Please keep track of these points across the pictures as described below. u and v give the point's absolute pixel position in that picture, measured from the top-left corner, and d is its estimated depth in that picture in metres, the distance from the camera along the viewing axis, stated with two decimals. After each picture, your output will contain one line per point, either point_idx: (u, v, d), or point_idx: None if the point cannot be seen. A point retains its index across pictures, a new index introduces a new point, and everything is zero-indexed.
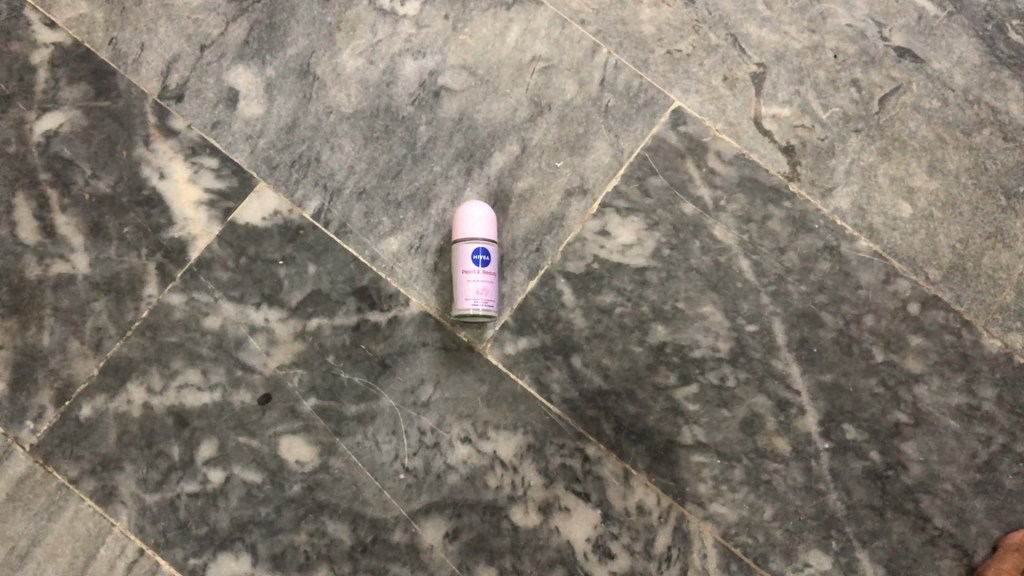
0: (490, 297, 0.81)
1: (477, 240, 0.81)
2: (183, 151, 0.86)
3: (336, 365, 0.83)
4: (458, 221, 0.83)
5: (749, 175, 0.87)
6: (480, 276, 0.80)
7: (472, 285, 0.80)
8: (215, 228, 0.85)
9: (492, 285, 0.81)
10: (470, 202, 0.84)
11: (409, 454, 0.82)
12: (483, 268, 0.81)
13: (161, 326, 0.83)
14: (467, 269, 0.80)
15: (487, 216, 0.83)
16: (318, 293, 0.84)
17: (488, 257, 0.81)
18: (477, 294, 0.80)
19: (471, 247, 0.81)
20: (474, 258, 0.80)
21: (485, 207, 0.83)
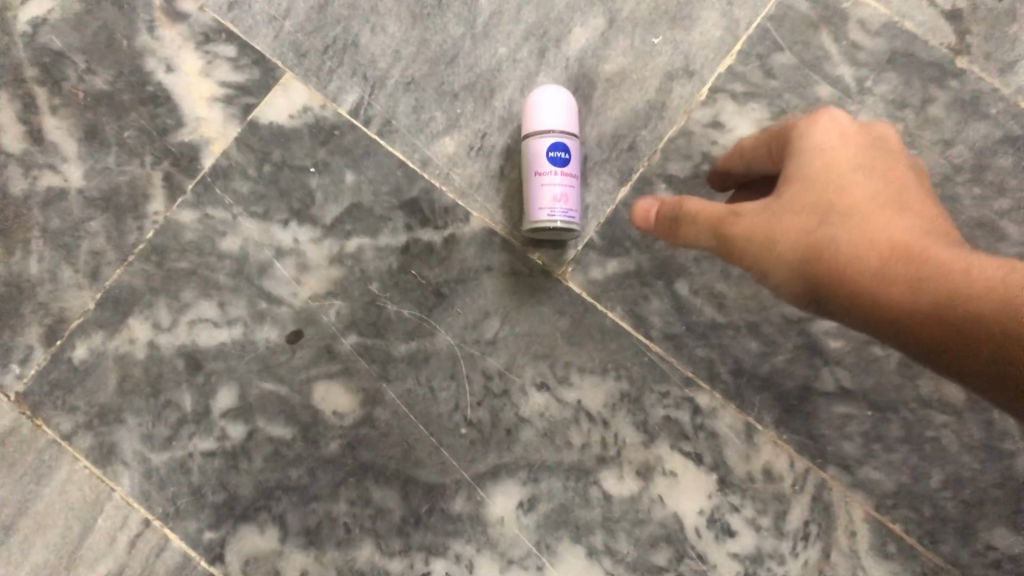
0: (570, 206, 0.63)
1: (552, 131, 0.63)
2: (195, 38, 0.71)
3: (381, 295, 0.67)
4: (526, 110, 0.65)
5: (903, 49, 0.68)
6: (558, 177, 0.63)
7: (548, 190, 0.63)
8: (233, 129, 0.69)
9: (573, 190, 0.64)
10: (545, 87, 0.66)
11: (473, 404, 0.65)
12: (560, 166, 0.63)
13: (169, 250, 0.68)
14: (541, 170, 0.63)
15: (567, 104, 0.65)
16: (358, 207, 0.68)
17: (567, 154, 0.64)
18: (554, 201, 0.63)
19: (545, 141, 0.63)
20: (550, 153, 0.63)
21: (564, 92, 0.66)
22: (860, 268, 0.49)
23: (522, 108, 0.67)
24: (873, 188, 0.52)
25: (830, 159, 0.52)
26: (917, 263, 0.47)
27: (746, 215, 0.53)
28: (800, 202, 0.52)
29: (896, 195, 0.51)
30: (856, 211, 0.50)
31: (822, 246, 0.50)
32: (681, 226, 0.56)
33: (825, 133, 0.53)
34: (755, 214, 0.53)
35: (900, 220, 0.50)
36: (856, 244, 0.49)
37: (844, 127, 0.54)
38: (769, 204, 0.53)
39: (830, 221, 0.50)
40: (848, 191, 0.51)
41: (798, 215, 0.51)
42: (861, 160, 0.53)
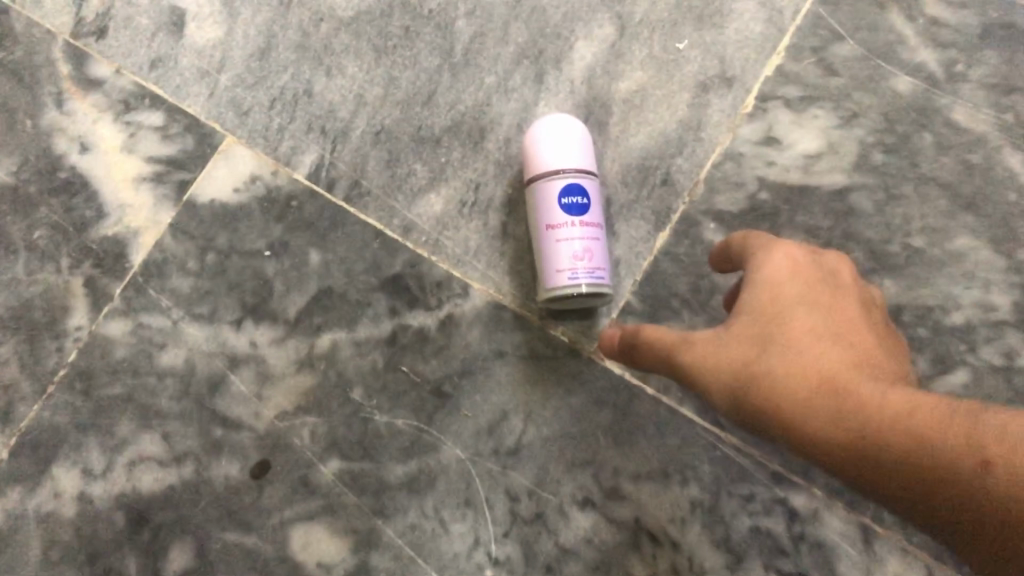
0: (597, 264, 0.49)
1: (562, 170, 0.49)
2: (112, 108, 0.58)
3: (366, 405, 0.52)
4: (528, 144, 0.51)
5: (999, 20, 0.53)
6: (576, 228, 0.49)
7: (565, 247, 0.48)
8: (166, 214, 0.56)
9: (598, 242, 0.49)
10: (549, 116, 0.51)
11: (498, 537, 0.51)
12: (578, 214, 0.49)
13: (97, 373, 0.54)
14: (554, 223, 0.49)
15: (579, 134, 0.50)
16: (328, 293, 0.54)
17: (584, 198, 0.49)
18: (575, 261, 0.48)
19: (554, 183, 0.49)
20: (563, 199, 0.49)
21: (574, 119, 0.51)
22: (816, 426, 0.36)
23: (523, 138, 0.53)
24: (832, 324, 0.39)
25: (781, 288, 0.40)
26: (892, 414, 0.34)
27: (696, 348, 0.40)
28: (749, 338, 0.39)
29: (843, 329, 0.39)
30: (813, 351, 0.38)
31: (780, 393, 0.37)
32: (637, 357, 0.44)
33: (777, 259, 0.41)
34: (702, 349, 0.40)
35: (868, 366, 0.37)
36: (812, 391, 0.36)
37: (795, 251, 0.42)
38: (716, 339, 0.40)
39: (783, 362, 0.38)
40: (804, 328, 0.38)
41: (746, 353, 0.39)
42: (813, 290, 0.40)
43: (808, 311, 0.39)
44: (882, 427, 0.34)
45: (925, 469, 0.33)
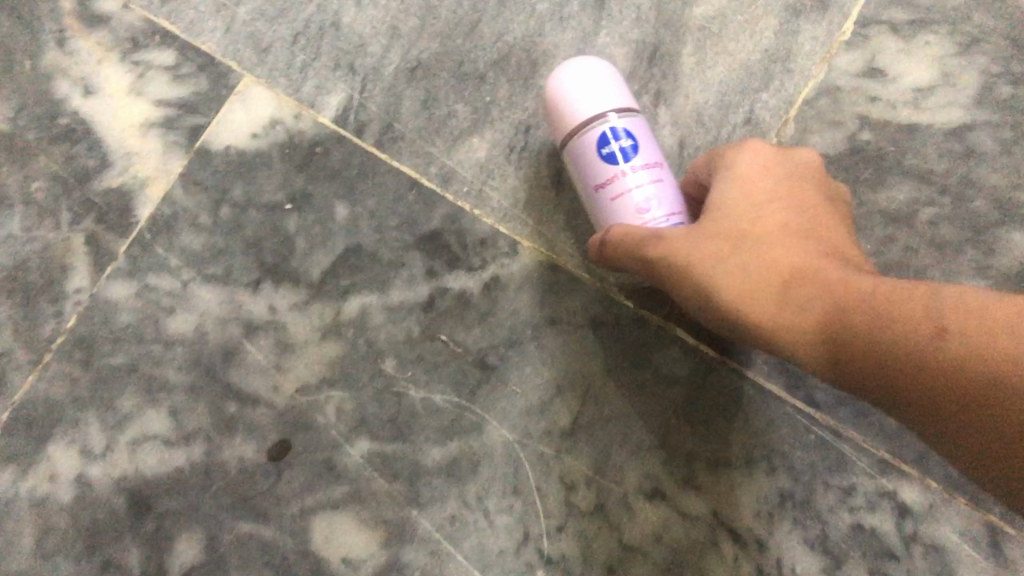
0: (672, 207, 0.40)
1: (594, 111, 0.40)
2: (119, 47, 0.51)
3: (399, 378, 0.46)
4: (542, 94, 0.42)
5: None
6: (632, 176, 0.40)
7: (629, 201, 0.39)
8: (177, 164, 0.49)
9: (665, 182, 0.40)
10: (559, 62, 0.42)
11: (551, 532, 0.43)
12: (628, 158, 0.40)
13: (99, 341, 0.48)
14: (605, 184, 0.40)
15: (599, 69, 0.41)
16: (357, 252, 0.47)
17: (629, 139, 0.40)
18: (646, 215, 0.40)
19: (589, 134, 0.40)
20: (604, 150, 0.40)
21: (587, 56, 0.41)
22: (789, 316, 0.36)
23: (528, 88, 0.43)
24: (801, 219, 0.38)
25: (758, 179, 0.39)
26: (855, 301, 0.34)
27: (666, 239, 0.38)
28: (719, 234, 0.38)
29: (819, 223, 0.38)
30: (782, 245, 0.37)
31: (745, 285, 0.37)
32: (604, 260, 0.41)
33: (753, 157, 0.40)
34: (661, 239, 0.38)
35: (835, 255, 0.37)
36: (779, 283, 0.36)
37: (766, 143, 0.40)
38: (687, 234, 0.37)
39: (751, 257, 0.37)
40: (774, 222, 0.38)
41: (714, 248, 0.37)
42: (789, 187, 0.39)
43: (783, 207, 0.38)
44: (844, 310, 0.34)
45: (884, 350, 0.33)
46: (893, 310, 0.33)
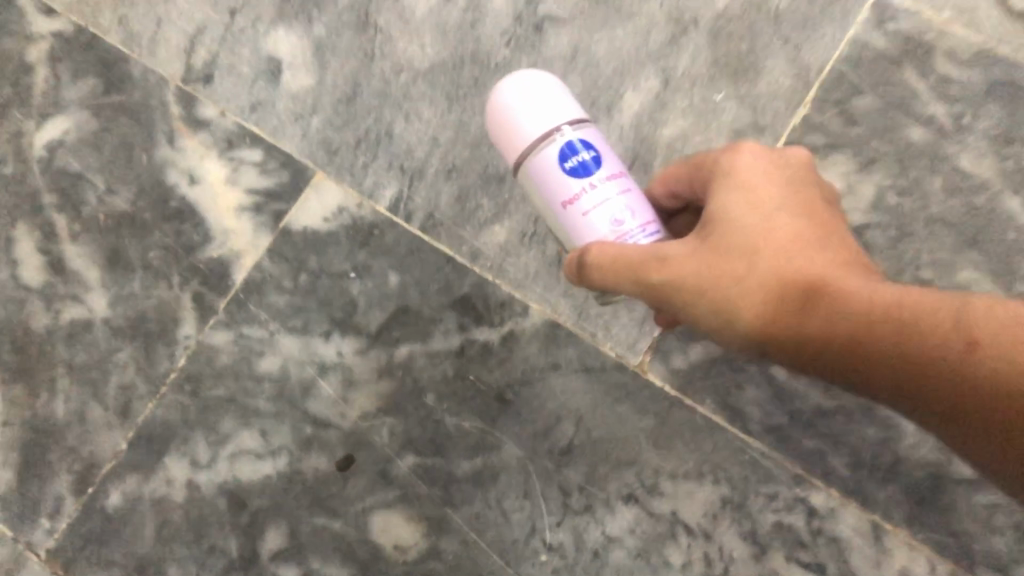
0: (642, 220, 0.46)
1: (558, 134, 0.47)
2: (217, 145, 0.66)
3: (438, 408, 0.60)
4: (500, 126, 0.48)
5: (1003, 77, 0.60)
6: (596, 188, 0.46)
7: (601, 214, 0.46)
8: (264, 239, 0.64)
9: (630, 191, 0.47)
10: (502, 92, 0.49)
11: (552, 526, 0.58)
12: (588, 171, 0.46)
13: (204, 377, 0.62)
14: (572, 198, 0.46)
15: (540, 91, 0.48)
16: (405, 311, 0.62)
17: (584, 152, 0.47)
18: (620, 225, 0.46)
19: (550, 154, 0.47)
20: (567, 166, 0.46)
21: (525, 80, 0.48)
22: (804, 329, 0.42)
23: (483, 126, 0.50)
24: (803, 228, 0.44)
25: (748, 187, 0.45)
26: (868, 313, 0.41)
27: (672, 265, 0.44)
28: (721, 255, 0.44)
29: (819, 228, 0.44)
30: (794, 258, 0.43)
31: (744, 300, 0.44)
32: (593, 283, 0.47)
33: (740, 164, 0.45)
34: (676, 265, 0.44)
35: (836, 257, 0.43)
36: (791, 296, 0.42)
37: (760, 154, 0.46)
38: (696, 259, 0.44)
39: (765, 275, 0.43)
40: (781, 235, 0.44)
41: (721, 268, 0.44)
42: (789, 198, 0.45)
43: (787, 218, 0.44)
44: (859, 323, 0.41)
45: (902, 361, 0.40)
46: (885, 324, 0.40)
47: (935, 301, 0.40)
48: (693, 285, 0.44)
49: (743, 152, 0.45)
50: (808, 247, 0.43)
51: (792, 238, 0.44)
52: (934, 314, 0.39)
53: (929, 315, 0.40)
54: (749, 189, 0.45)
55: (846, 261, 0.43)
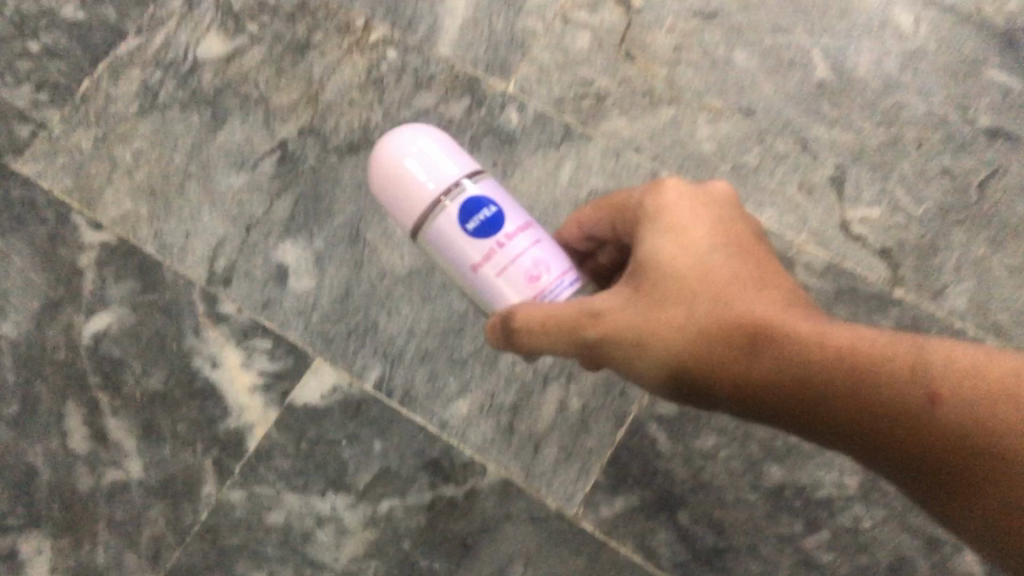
0: (551, 261, 0.59)
1: (465, 194, 0.60)
2: (234, 335, 0.82)
3: (414, 552, 0.76)
4: (409, 199, 0.60)
5: (847, 287, 0.80)
6: (504, 249, 0.59)
7: (510, 274, 0.59)
8: (273, 414, 0.79)
9: (536, 247, 0.59)
10: (394, 160, 0.61)
11: None
12: (494, 234, 0.59)
13: (222, 528, 0.77)
14: (482, 263, 0.59)
15: (432, 162, 0.61)
16: (387, 472, 0.77)
17: (485, 217, 0.59)
18: (535, 280, 0.59)
19: (456, 227, 0.59)
20: (472, 233, 0.59)
21: (415, 154, 0.61)
22: (752, 366, 0.54)
23: (393, 203, 0.62)
24: (736, 271, 0.56)
25: (681, 234, 0.57)
26: (823, 349, 0.52)
27: (605, 319, 0.57)
28: (663, 295, 0.56)
29: (751, 274, 0.57)
30: (737, 301, 0.55)
31: (685, 338, 0.56)
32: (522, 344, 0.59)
33: (672, 211, 0.58)
34: (613, 317, 0.57)
35: (767, 292, 0.56)
36: (734, 335, 0.55)
37: (684, 194, 0.59)
38: (632, 310, 0.57)
39: (706, 315, 0.56)
40: (719, 282, 0.56)
41: (667, 313, 0.56)
42: (721, 241, 0.58)
43: (721, 261, 0.57)
44: (816, 359, 0.52)
45: (863, 396, 0.52)
46: (846, 363, 0.52)
47: (889, 338, 0.53)
48: (638, 328, 0.57)
49: (668, 193, 0.58)
50: (738, 284, 0.56)
51: (726, 282, 0.56)
52: (896, 351, 0.52)
53: (877, 347, 0.52)
54: (688, 241, 0.57)
55: (783, 302, 0.56)
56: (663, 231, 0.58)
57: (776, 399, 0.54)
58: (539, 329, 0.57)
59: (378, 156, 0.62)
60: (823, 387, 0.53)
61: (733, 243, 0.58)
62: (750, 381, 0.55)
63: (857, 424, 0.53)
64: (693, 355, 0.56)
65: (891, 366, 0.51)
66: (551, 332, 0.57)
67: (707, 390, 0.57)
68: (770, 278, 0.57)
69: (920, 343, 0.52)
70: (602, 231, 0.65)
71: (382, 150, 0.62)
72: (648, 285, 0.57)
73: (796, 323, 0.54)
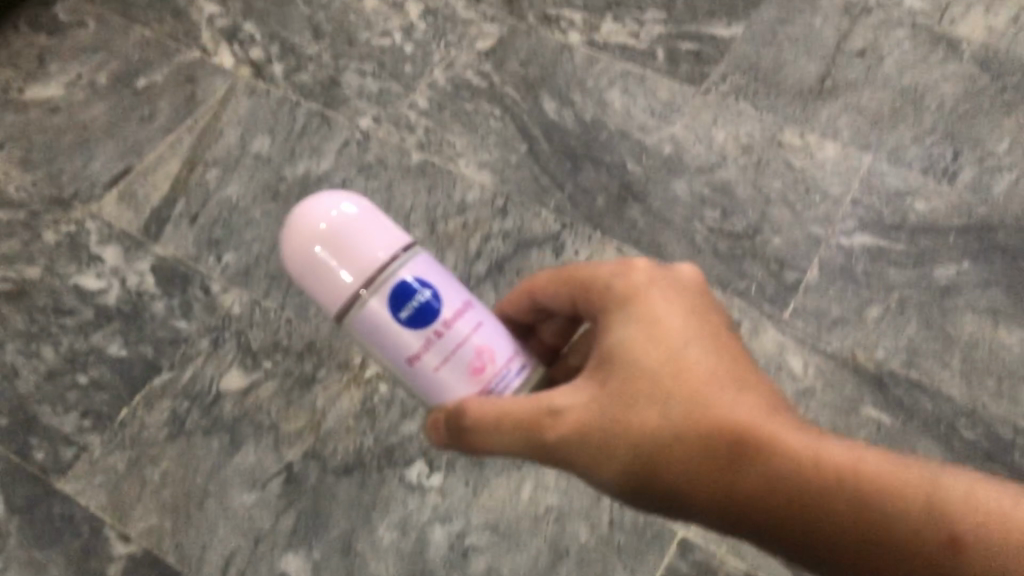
0: (488, 342, 0.66)
1: (398, 279, 0.64)
2: None
3: None
4: (335, 286, 0.64)
5: None
6: (445, 332, 0.65)
7: (445, 369, 0.65)
8: None
9: (479, 327, 0.66)
10: (314, 206, 0.66)
11: None
12: (433, 319, 0.65)
13: None
14: (422, 352, 0.65)
15: (352, 218, 0.65)
16: None
17: (420, 296, 0.64)
18: (480, 373, 0.66)
19: (387, 314, 0.64)
20: (405, 318, 0.64)
21: (334, 203, 0.66)
22: (707, 460, 0.63)
23: (316, 288, 0.65)
24: (711, 368, 0.66)
25: (661, 324, 0.67)
26: (788, 453, 0.63)
27: (560, 416, 0.66)
28: (630, 389, 0.65)
29: (725, 369, 0.66)
30: (711, 397, 0.64)
31: (662, 439, 0.64)
32: (461, 438, 0.67)
33: (649, 304, 0.68)
34: (575, 412, 0.66)
35: (732, 382, 0.65)
36: (699, 433, 0.64)
37: (658, 277, 0.69)
38: (587, 407, 0.66)
39: (678, 409, 0.64)
40: (692, 377, 0.65)
41: (635, 410, 0.65)
42: (697, 333, 0.67)
43: (694, 353, 0.66)
44: (785, 463, 0.63)
45: (816, 495, 0.62)
46: (814, 473, 0.62)
47: (901, 469, 0.63)
48: (613, 420, 0.65)
49: (635, 274, 0.69)
50: (723, 390, 0.65)
51: (699, 375, 0.65)
52: (853, 463, 0.63)
53: (882, 477, 0.62)
54: (662, 337, 0.66)
55: (756, 404, 0.65)
56: (637, 321, 0.67)
57: (764, 517, 0.63)
58: (484, 433, 0.65)
59: (299, 229, 0.66)
60: (782, 485, 0.63)
61: (709, 340, 0.67)
62: (733, 490, 0.63)
63: (848, 545, 0.62)
64: (662, 447, 0.64)
65: (850, 477, 0.62)
66: (504, 430, 0.65)
67: (687, 497, 0.65)
68: (749, 373, 0.67)
69: (931, 476, 0.63)
70: (559, 306, 0.74)
71: (306, 232, 0.65)
72: (615, 381, 0.66)
73: (792, 440, 0.63)
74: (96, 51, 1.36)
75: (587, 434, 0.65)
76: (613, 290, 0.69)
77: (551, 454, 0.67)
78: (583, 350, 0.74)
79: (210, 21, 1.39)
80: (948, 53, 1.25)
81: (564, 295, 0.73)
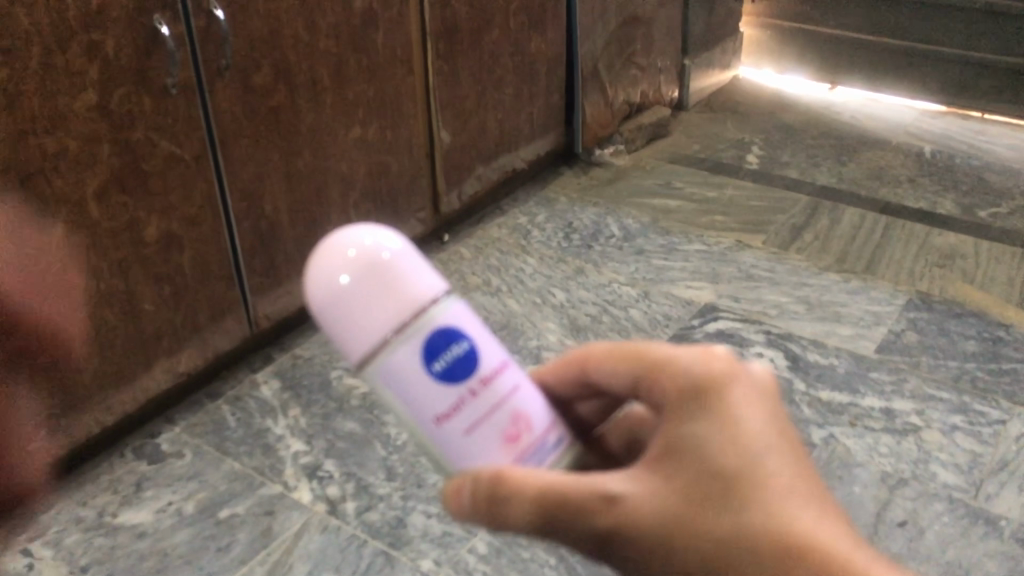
0: (525, 408, 0.66)
1: (434, 323, 0.61)
2: None
3: None
4: (363, 329, 0.61)
5: None
6: (476, 388, 0.63)
7: (471, 432, 0.64)
8: None
9: (512, 387, 0.65)
10: (344, 236, 0.62)
11: None
12: (466, 371, 0.63)
13: None
14: (447, 410, 0.63)
15: (386, 251, 0.61)
16: None
17: (455, 346, 0.62)
18: (510, 435, 0.65)
19: (416, 361, 0.61)
20: (436, 368, 0.62)
21: (364, 234, 0.62)
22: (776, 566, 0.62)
23: (339, 323, 0.61)
24: (788, 477, 0.64)
25: (735, 419, 0.64)
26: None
27: (613, 508, 0.64)
28: (698, 488, 0.63)
29: (798, 482, 0.64)
30: (782, 507, 0.63)
31: (734, 548, 0.63)
32: (493, 513, 0.65)
33: (727, 397, 0.65)
34: (641, 505, 0.64)
35: (805, 495, 0.63)
36: (769, 539, 0.62)
37: (737, 375, 0.66)
38: (647, 501, 0.64)
39: (750, 517, 0.62)
40: (766, 481, 0.63)
41: (703, 514, 0.63)
42: (776, 443, 0.64)
43: (772, 460, 0.64)
44: None
45: None
46: None
47: None
48: (680, 518, 0.63)
49: (714, 366, 0.66)
50: (801, 502, 0.63)
51: (775, 485, 0.63)
52: None
53: None
54: (740, 436, 0.64)
55: (828, 523, 0.63)
56: (710, 416, 0.65)
57: None
58: (527, 512, 0.64)
59: (325, 259, 0.62)
60: None
61: (785, 446, 0.65)
62: None
63: None
64: (725, 553, 0.63)
65: None
66: (546, 510, 0.64)
67: None
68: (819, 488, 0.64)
69: None
70: (615, 384, 0.72)
71: (333, 260, 0.61)
72: (684, 476, 0.64)
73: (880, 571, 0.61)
74: (188, 480, 1.49)
75: (646, 529, 0.64)
76: (687, 382, 0.66)
77: (605, 545, 0.66)
78: (623, 431, 0.75)
79: (295, 457, 1.53)
80: (987, 530, 1.31)
81: (624, 372, 0.71)
